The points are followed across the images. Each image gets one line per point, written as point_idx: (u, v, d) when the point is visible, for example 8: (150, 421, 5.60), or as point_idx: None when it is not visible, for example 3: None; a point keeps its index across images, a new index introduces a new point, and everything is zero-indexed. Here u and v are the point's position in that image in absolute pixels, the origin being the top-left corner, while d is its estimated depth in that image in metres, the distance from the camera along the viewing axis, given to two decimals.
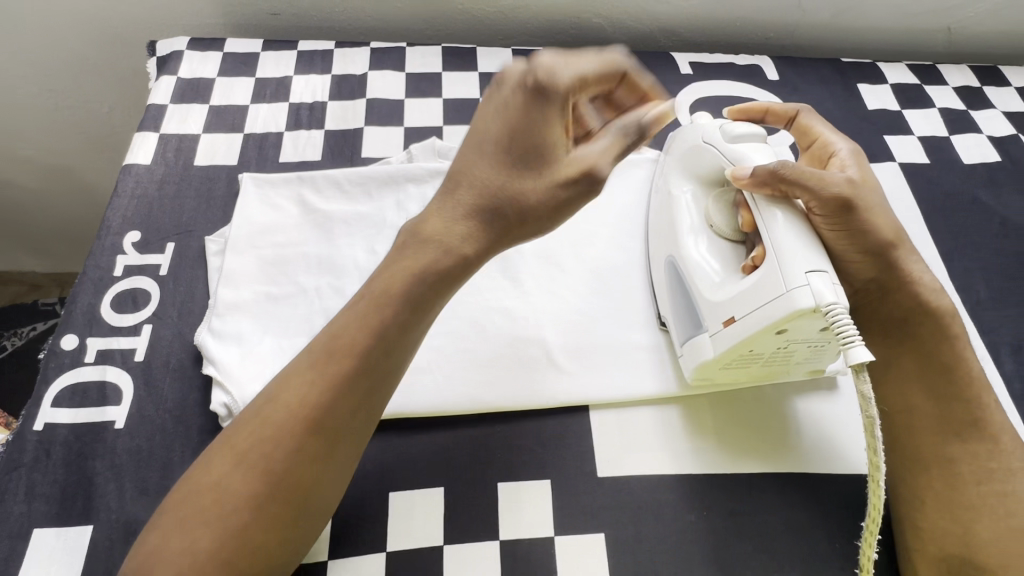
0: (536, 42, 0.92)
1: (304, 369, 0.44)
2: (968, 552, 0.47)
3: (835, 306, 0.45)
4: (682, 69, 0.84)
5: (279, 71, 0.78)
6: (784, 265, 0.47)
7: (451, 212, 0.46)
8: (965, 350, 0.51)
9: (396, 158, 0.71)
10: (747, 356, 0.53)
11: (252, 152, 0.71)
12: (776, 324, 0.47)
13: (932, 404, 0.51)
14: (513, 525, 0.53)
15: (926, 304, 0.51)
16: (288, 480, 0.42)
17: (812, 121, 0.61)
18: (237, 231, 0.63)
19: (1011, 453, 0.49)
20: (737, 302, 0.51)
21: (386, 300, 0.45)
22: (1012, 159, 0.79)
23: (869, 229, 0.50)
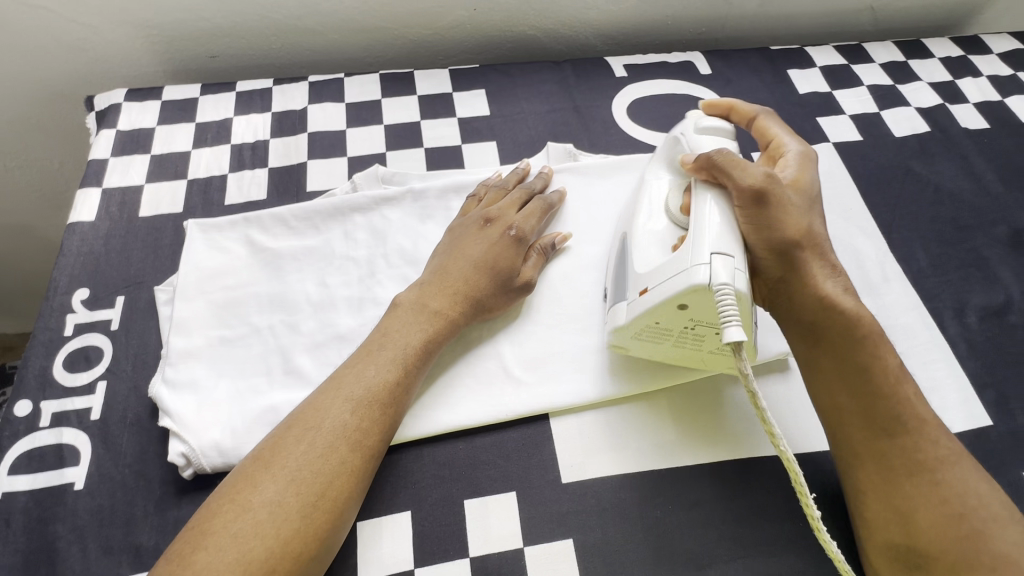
0: (475, 59, 0.94)
1: (342, 396, 0.52)
2: (913, 540, 0.48)
3: (725, 288, 0.47)
4: (617, 72, 0.86)
5: (219, 113, 0.79)
6: (695, 243, 0.50)
7: (436, 289, 0.60)
8: (884, 347, 0.53)
9: (341, 189, 0.71)
10: (658, 329, 0.54)
11: (197, 198, 0.72)
12: (676, 295, 0.50)
13: (855, 399, 0.52)
14: (482, 540, 0.53)
15: (835, 301, 0.53)
16: (332, 490, 0.48)
17: (770, 122, 0.64)
18: (185, 278, 0.63)
19: (937, 441, 0.50)
20: (653, 274, 0.53)
21: (407, 344, 0.56)
22: (941, 127, 0.81)
23: (777, 220, 0.52)
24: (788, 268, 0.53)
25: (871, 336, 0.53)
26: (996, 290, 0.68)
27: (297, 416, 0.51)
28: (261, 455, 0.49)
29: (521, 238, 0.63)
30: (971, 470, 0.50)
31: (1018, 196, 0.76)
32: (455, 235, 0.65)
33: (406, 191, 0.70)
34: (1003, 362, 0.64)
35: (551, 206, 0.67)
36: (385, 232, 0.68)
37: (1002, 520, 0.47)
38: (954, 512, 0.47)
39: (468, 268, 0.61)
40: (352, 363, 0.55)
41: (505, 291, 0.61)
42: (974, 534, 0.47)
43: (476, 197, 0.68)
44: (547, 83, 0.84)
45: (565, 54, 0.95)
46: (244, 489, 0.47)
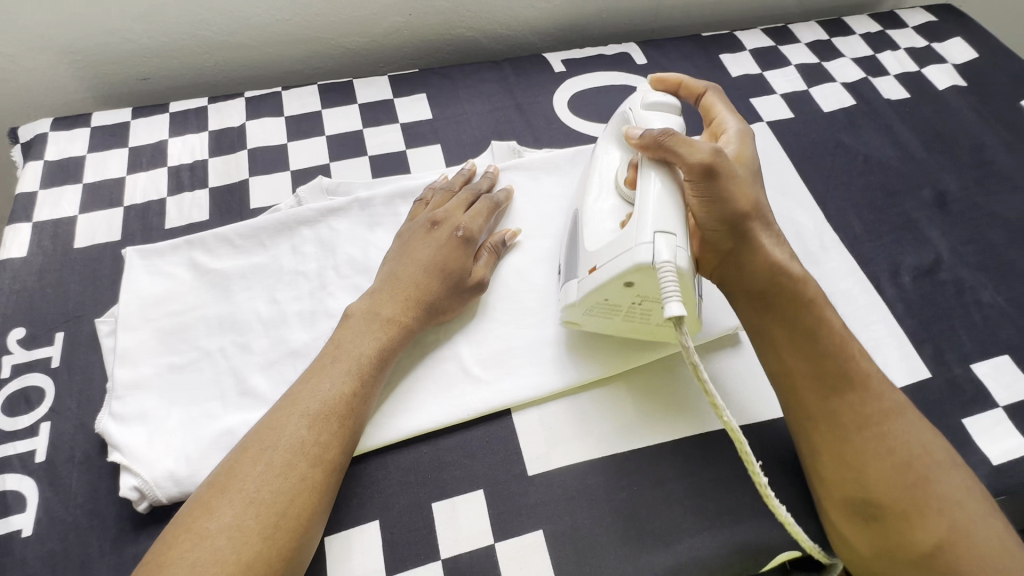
0: (415, 64, 0.94)
1: (297, 411, 0.51)
2: (866, 493, 0.49)
3: (665, 266, 0.49)
4: (555, 67, 0.87)
5: (153, 136, 0.77)
6: (642, 220, 0.51)
7: (388, 293, 0.60)
8: (826, 309, 0.54)
9: (285, 203, 0.70)
10: (607, 305, 0.56)
11: (135, 224, 0.70)
12: (622, 273, 0.51)
13: (807, 360, 0.53)
14: (452, 541, 0.53)
15: (783, 270, 0.54)
16: (295, 508, 0.47)
17: (715, 101, 0.65)
18: (126, 307, 0.61)
19: (883, 394, 0.52)
20: (600, 253, 0.55)
21: (365, 354, 0.56)
22: (865, 100, 0.85)
23: (724, 195, 0.54)
24: (739, 240, 0.54)
25: (813, 300, 0.54)
26: (926, 249, 0.72)
27: (253, 436, 0.50)
28: (218, 479, 0.48)
29: (469, 239, 0.63)
30: (914, 421, 0.52)
31: (938, 159, 0.80)
32: (406, 237, 0.65)
33: (352, 200, 0.69)
34: (937, 316, 0.67)
35: (497, 205, 0.68)
36: (333, 243, 0.67)
37: (943, 464, 0.50)
38: (902, 461, 0.49)
39: (416, 272, 0.61)
40: (306, 378, 0.54)
41: (457, 291, 0.61)
42: (925, 483, 0.49)
43: (423, 201, 0.68)
44: (488, 83, 0.85)
45: (505, 53, 0.96)
46: (200, 516, 0.45)
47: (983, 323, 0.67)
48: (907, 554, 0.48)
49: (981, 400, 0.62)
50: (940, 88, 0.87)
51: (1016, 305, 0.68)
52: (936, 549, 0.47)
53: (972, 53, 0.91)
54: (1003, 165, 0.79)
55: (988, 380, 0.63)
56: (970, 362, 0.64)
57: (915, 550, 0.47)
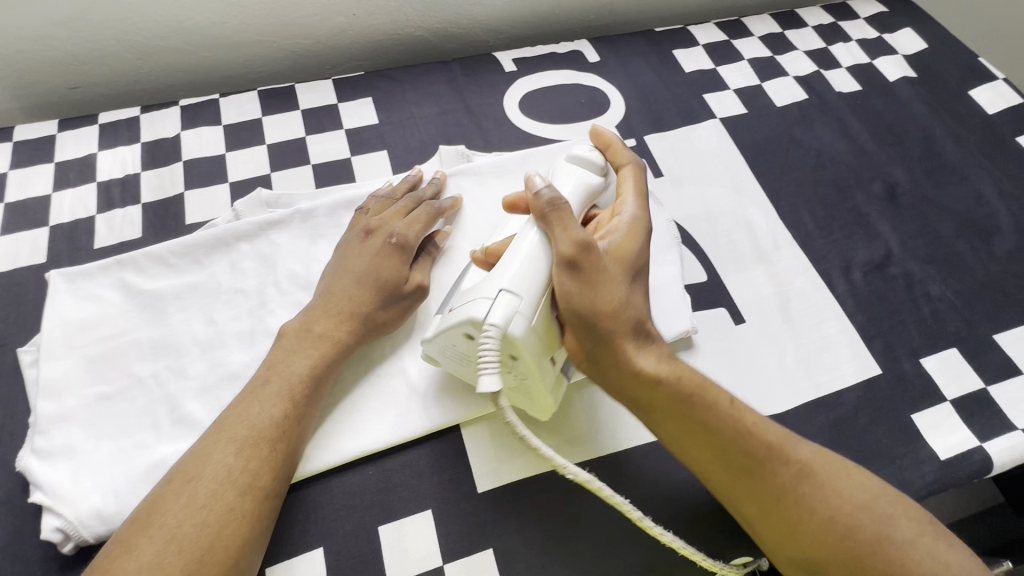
0: (365, 66, 0.91)
1: (224, 438, 0.49)
2: (804, 550, 0.45)
3: (490, 328, 0.47)
4: (506, 67, 0.85)
5: (81, 150, 0.73)
6: (498, 274, 0.50)
7: (315, 310, 0.58)
8: (721, 398, 0.49)
9: (222, 218, 0.67)
10: (461, 355, 0.54)
11: (62, 244, 0.66)
12: (458, 326, 0.50)
13: (695, 441, 0.49)
14: (400, 565, 0.52)
15: (650, 375, 0.49)
16: (222, 540, 0.45)
17: (631, 176, 0.60)
18: (50, 335, 0.58)
19: (792, 455, 0.48)
20: (461, 299, 0.52)
21: (294, 375, 0.54)
22: (817, 94, 0.85)
23: (581, 293, 0.49)
24: (599, 344, 0.49)
25: (697, 398, 0.49)
26: (876, 244, 0.72)
27: (178, 469, 0.48)
28: (141, 516, 0.46)
29: (404, 246, 0.61)
30: (845, 475, 0.47)
31: (889, 152, 0.80)
32: (341, 250, 0.62)
33: (293, 212, 0.66)
34: (887, 312, 0.67)
35: (440, 211, 0.65)
36: (273, 258, 0.65)
37: (877, 499, 0.46)
38: (829, 515, 0.45)
39: (348, 283, 0.59)
40: (236, 404, 0.52)
41: (391, 300, 0.59)
42: (875, 540, 0.44)
43: (362, 208, 0.65)
44: (437, 85, 0.83)
45: (457, 53, 0.94)
46: (119, 557, 0.43)
47: (933, 317, 0.67)
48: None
49: (930, 395, 0.62)
50: (891, 80, 0.87)
51: (963, 298, 0.69)
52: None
53: (923, 44, 0.91)
54: (951, 157, 0.80)
55: (936, 375, 0.64)
56: (920, 357, 0.65)
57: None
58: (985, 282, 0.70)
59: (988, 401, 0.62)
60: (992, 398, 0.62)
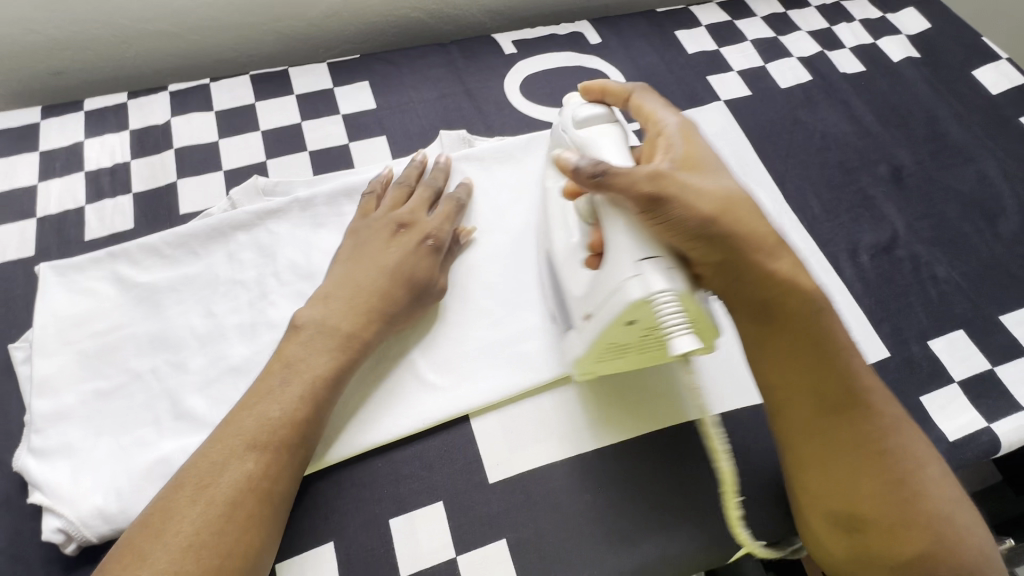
0: (360, 48, 0.88)
1: (242, 442, 0.47)
2: (852, 507, 0.47)
3: (661, 295, 0.44)
4: (506, 49, 0.83)
5: (67, 138, 0.70)
6: (618, 255, 0.46)
7: (334, 307, 0.55)
8: (817, 299, 0.48)
9: (217, 207, 0.65)
10: (614, 347, 0.51)
11: (51, 237, 0.64)
12: (618, 316, 0.46)
13: (810, 378, 0.48)
14: (412, 557, 0.51)
15: (780, 273, 0.47)
16: (238, 546, 0.44)
17: (646, 99, 0.56)
18: (43, 331, 0.56)
19: (883, 411, 0.48)
20: (590, 298, 0.49)
21: (322, 376, 0.51)
22: (821, 75, 0.84)
23: (683, 214, 0.45)
24: (730, 249, 0.46)
25: (800, 288, 0.48)
26: (883, 226, 0.72)
27: (191, 471, 0.46)
28: (149, 521, 0.44)
29: (437, 245, 0.60)
30: (906, 432, 0.49)
31: (894, 134, 0.79)
32: (353, 241, 0.60)
33: (291, 201, 0.64)
34: (894, 295, 0.67)
35: (460, 203, 0.64)
36: (272, 248, 0.63)
37: (934, 473, 0.48)
38: (895, 478, 0.47)
39: (381, 278, 0.56)
40: (248, 405, 0.49)
41: (424, 299, 0.58)
42: (928, 515, 0.46)
43: (369, 192, 0.63)
44: (435, 68, 0.80)
45: (455, 35, 0.91)
46: (131, 563, 0.42)
47: (939, 299, 0.67)
48: (883, 561, 0.46)
49: (937, 376, 0.62)
50: (895, 61, 0.86)
51: (969, 279, 0.69)
52: (916, 560, 0.45)
53: (925, 23, 0.90)
54: (955, 138, 0.79)
55: (943, 356, 0.64)
56: (927, 339, 0.65)
57: (893, 560, 0.46)
58: (990, 263, 0.70)
59: (994, 382, 0.63)
60: (998, 378, 0.63)
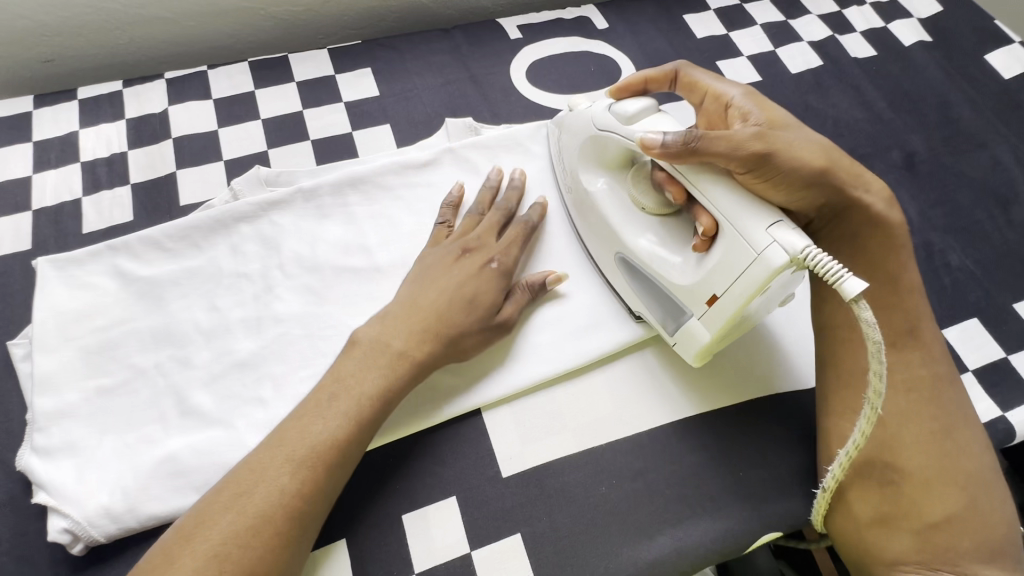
0: (360, 34, 0.86)
1: (283, 454, 0.46)
2: (892, 457, 0.49)
3: (809, 249, 0.43)
4: (511, 34, 0.81)
5: (61, 128, 0.68)
6: (744, 228, 0.46)
7: (398, 328, 0.53)
8: (901, 232, 0.54)
9: (218, 198, 0.63)
10: (737, 325, 0.51)
11: (47, 229, 0.62)
12: (762, 285, 0.45)
13: (883, 317, 0.52)
14: (426, 553, 0.50)
15: (877, 210, 0.53)
16: (264, 564, 0.43)
17: (694, 74, 0.58)
18: (42, 326, 0.54)
19: (935, 363, 0.52)
20: (712, 279, 0.49)
21: (366, 391, 0.50)
22: (832, 60, 0.83)
23: (790, 168, 0.49)
24: (841, 187, 0.51)
25: (888, 222, 0.53)
26: None
27: (233, 476, 0.46)
28: (186, 527, 0.43)
29: (504, 271, 0.58)
30: (960, 392, 0.52)
31: (906, 119, 0.78)
32: (425, 260, 0.58)
33: (295, 191, 0.63)
34: None
35: (532, 227, 0.62)
36: (276, 240, 0.61)
37: (975, 436, 0.50)
38: (940, 430, 0.49)
39: (441, 303, 0.54)
40: (297, 415, 0.49)
41: (484, 329, 0.55)
42: (967, 475, 0.48)
43: (446, 219, 0.62)
44: (439, 54, 0.78)
45: (458, 19, 0.89)
46: (160, 567, 0.41)
47: (953, 287, 0.67)
48: (907, 522, 0.48)
49: None
50: (906, 45, 0.85)
51: (983, 267, 0.68)
52: (939, 522, 0.47)
53: (936, 6, 0.89)
54: (968, 123, 0.78)
55: (957, 344, 0.63)
56: (941, 328, 0.64)
57: (918, 518, 0.48)
58: (1003, 250, 0.69)
59: (1007, 370, 0.62)
60: (1012, 366, 0.62)
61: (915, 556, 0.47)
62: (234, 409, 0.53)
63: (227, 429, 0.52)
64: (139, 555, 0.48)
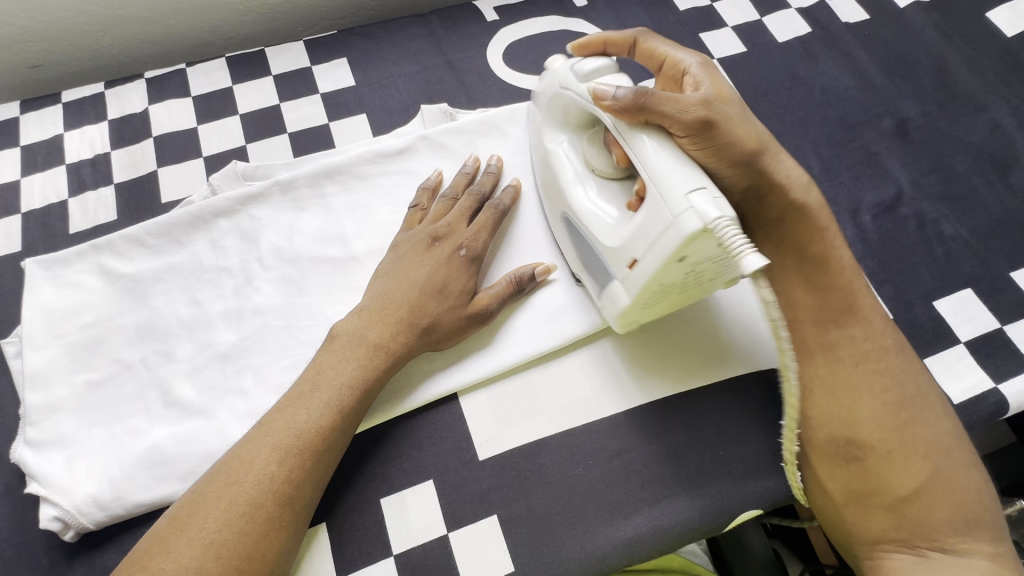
0: (338, 24, 0.86)
1: (269, 443, 0.47)
2: (853, 433, 0.49)
3: (721, 221, 0.42)
4: (487, 16, 0.80)
5: (47, 131, 0.70)
6: (667, 192, 0.45)
7: (375, 318, 0.54)
8: (822, 214, 0.53)
9: (198, 194, 0.64)
10: (660, 291, 0.50)
11: (36, 231, 0.64)
12: (675, 252, 0.44)
13: (819, 298, 0.52)
14: (404, 536, 0.51)
15: (801, 203, 0.52)
16: (260, 549, 0.44)
17: (653, 41, 0.56)
18: (31, 325, 0.56)
19: (869, 334, 0.51)
20: (635, 242, 0.48)
21: (350, 380, 0.51)
22: (821, 27, 0.80)
23: (726, 143, 0.49)
24: (756, 176, 0.50)
25: (808, 206, 0.52)
26: (886, 183, 0.69)
27: (221, 467, 0.46)
28: (179, 517, 0.44)
29: (474, 258, 0.57)
30: (909, 359, 0.51)
31: (899, 85, 0.75)
32: (399, 249, 0.59)
33: (271, 184, 0.63)
34: (898, 255, 0.64)
35: (504, 212, 0.61)
36: (255, 233, 0.62)
37: (933, 406, 0.49)
38: (893, 402, 0.49)
39: (413, 295, 0.55)
40: (282, 405, 0.49)
41: (457, 316, 0.55)
42: (930, 446, 0.48)
43: (418, 204, 0.62)
44: (415, 40, 0.78)
45: (436, 4, 0.88)
46: (156, 555, 0.42)
47: (946, 258, 0.64)
48: (877, 500, 0.48)
49: (943, 338, 0.60)
50: (902, 6, 0.81)
51: (979, 235, 0.65)
52: (908, 496, 0.47)
53: None
54: (966, 86, 0.75)
55: (949, 317, 0.61)
56: (932, 299, 0.62)
57: (890, 494, 0.47)
58: (1001, 217, 0.66)
59: (1003, 342, 0.60)
60: (1008, 337, 0.60)
61: (894, 533, 0.47)
62: (216, 399, 0.55)
63: (209, 420, 0.54)
64: (129, 541, 0.50)
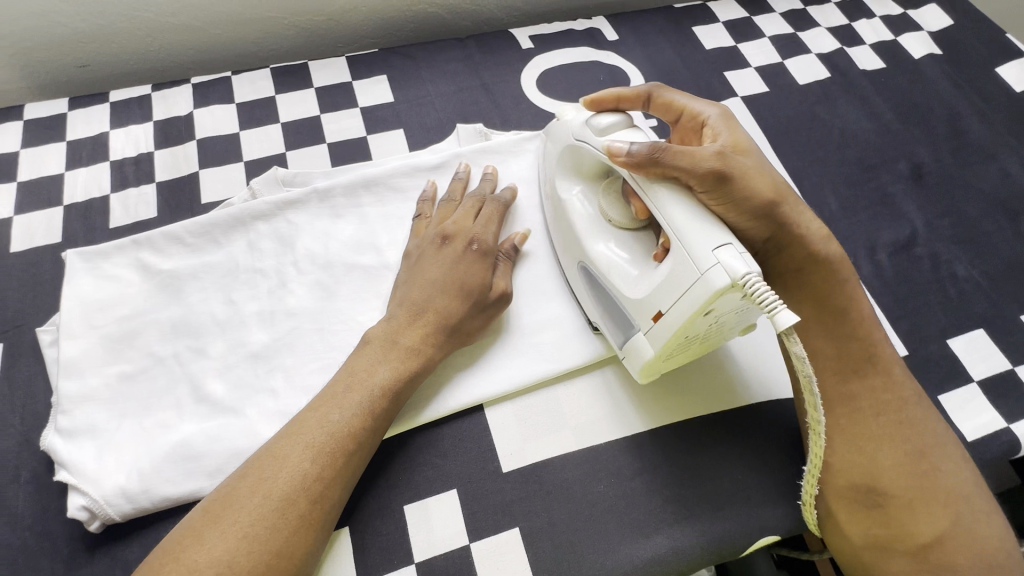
0: (377, 42, 0.89)
1: (301, 440, 0.48)
2: (874, 480, 0.50)
3: (751, 276, 0.44)
4: (522, 44, 0.83)
5: (93, 128, 0.72)
6: (693, 249, 0.46)
7: (406, 323, 0.55)
8: (841, 266, 0.55)
9: (238, 197, 0.66)
10: (683, 342, 0.51)
11: (76, 224, 0.65)
12: (703, 306, 0.46)
13: (836, 345, 0.54)
14: (426, 543, 0.52)
15: (822, 254, 0.54)
16: (290, 546, 0.44)
17: (668, 95, 0.59)
18: (69, 314, 0.57)
19: (890, 383, 0.53)
20: (659, 295, 0.50)
21: (385, 382, 0.52)
22: (840, 72, 0.84)
23: (743, 196, 0.51)
24: (775, 229, 0.53)
25: (827, 257, 0.54)
26: (902, 224, 0.71)
27: (253, 462, 0.47)
28: (211, 507, 0.45)
29: (486, 250, 0.59)
30: (927, 408, 0.53)
31: (914, 131, 0.79)
32: (411, 254, 0.60)
33: (310, 192, 0.65)
34: (913, 293, 0.66)
35: (505, 206, 0.64)
36: (292, 238, 0.63)
37: (951, 456, 0.51)
38: (915, 452, 0.50)
39: (437, 295, 0.56)
40: (315, 405, 0.50)
41: (480, 308, 0.57)
42: (949, 494, 0.49)
43: (422, 215, 0.63)
44: (452, 62, 0.81)
45: (471, 29, 0.92)
46: (187, 545, 0.43)
47: (958, 298, 0.66)
48: (898, 545, 0.48)
49: (956, 375, 0.62)
50: (916, 57, 0.85)
51: (990, 278, 0.68)
52: (932, 542, 0.48)
53: (948, 19, 0.89)
54: (977, 136, 0.78)
55: (962, 355, 0.63)
56: (946, 338, 0.64)
57: (912, 541, 0.48)
58: (1011, 262, 0.69)
59: (1013, 382, 0.62)
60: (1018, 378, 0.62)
61: None
62: (246, 398, 0.55)
63: (238, 417, 0.54)
64: (153, 535, 0.50)
